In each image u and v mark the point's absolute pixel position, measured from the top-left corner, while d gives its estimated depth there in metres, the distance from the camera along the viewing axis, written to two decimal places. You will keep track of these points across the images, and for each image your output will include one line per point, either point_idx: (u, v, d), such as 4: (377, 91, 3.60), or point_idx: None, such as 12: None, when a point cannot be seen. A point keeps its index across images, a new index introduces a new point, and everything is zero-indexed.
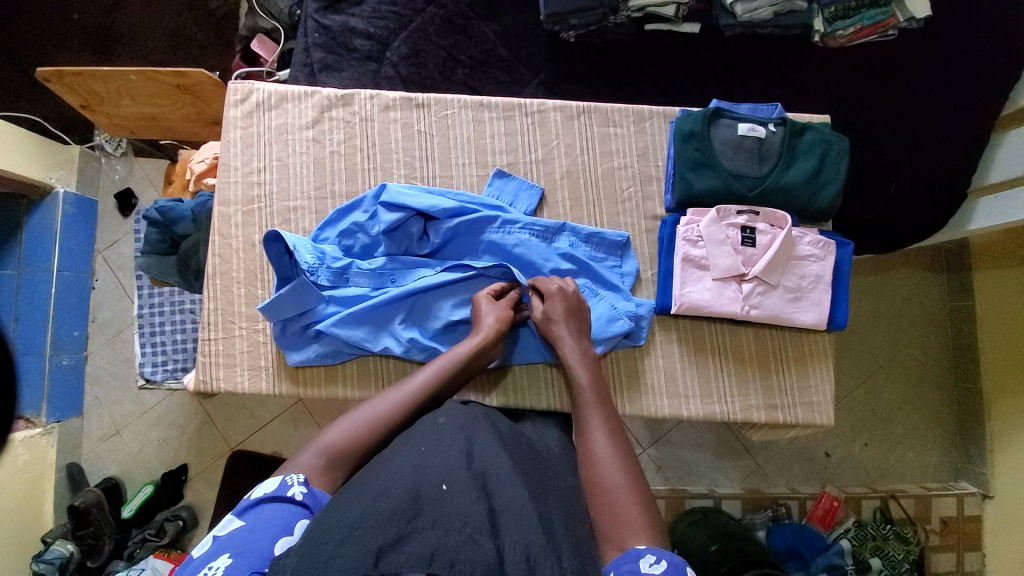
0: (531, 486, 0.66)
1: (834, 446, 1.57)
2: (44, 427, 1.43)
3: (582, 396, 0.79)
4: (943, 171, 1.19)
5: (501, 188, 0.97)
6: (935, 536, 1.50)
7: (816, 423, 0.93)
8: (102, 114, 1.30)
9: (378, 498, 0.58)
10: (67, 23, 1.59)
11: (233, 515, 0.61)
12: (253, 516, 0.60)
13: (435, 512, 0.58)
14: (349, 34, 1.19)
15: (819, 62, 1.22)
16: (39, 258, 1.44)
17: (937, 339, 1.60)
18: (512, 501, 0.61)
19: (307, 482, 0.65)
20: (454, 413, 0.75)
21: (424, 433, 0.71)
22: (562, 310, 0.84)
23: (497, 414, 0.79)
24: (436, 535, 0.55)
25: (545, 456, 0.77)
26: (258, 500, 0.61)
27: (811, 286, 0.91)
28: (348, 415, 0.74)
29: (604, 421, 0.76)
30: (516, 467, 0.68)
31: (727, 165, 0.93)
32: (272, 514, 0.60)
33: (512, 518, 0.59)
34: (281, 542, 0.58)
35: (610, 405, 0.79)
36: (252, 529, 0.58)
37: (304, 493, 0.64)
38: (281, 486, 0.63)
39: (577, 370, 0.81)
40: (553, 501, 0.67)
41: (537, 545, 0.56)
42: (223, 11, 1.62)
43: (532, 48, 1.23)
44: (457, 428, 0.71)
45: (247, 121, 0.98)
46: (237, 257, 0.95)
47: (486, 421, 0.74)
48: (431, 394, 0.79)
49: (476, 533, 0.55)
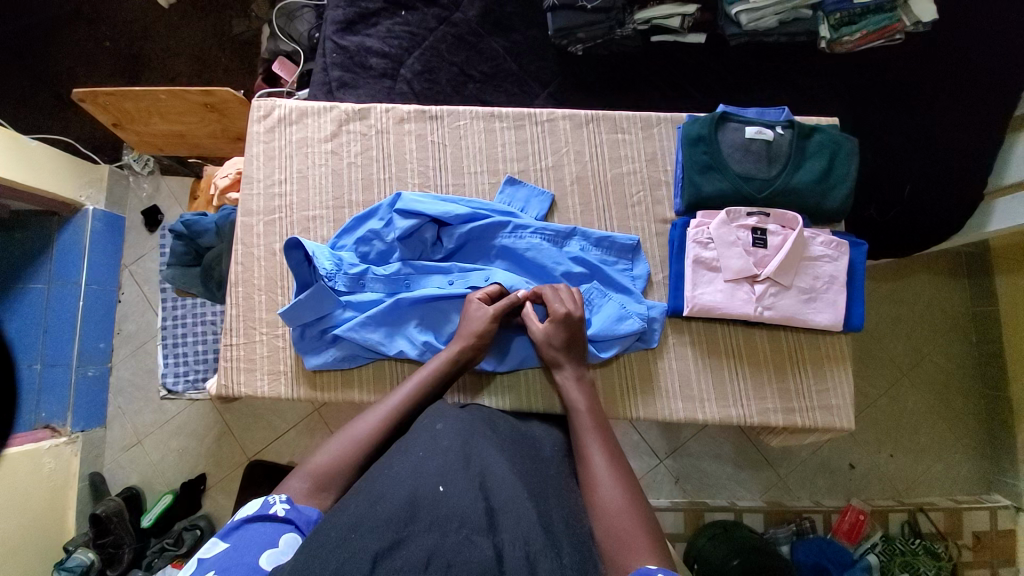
0: (530, 485, 0.67)
1: (858, 457, 1.52)
2: (69, 436, 1.47)
3: (579, 421, 0.79)
4: (958, 173, 1.19)
5: (513, 195, 0.99)
6: (968, 551, 1.43)
7: (837, 426, 0.91)
8: (133, 132, 1.36)
9: (375, 504, 0.59)
10: (101, 51, 1.69)
11: (216, 538, 0.61)
12: (237, 536, 0.61)
13: (432, 513, 0.58)
14: (365, 54, 1.24)
15: (826, 68, 1.23)
16: (68, 273, 1.50)
17: (961, 345, 1.56)
18: (510, 501, 0.62)
19: (290, 499, 0.66)
20: (450, 419, 0.75)
21: (422, 438, 0.71)
22: (564, 329, 0.84)
23: (499, 418, 0.81)
24: (433, 537, 0.55)
25: (546, 456, 0.78)
26: (242, 521, 0.62)
27: (824, 287, 0.90)
28: (342, 430, 0.77)
29: (599, 443, 0.75)
30: (513, 468, 0.69)
31: (736, 168, 0.94)
32: (255, 532, 0.61)
33: (510, 517, 0.60)
34: (266, 556, 0.58)
35: (607, 428, 0.78)
36: (236, 548, 0.59)
37: (287, 509, 0.64)
38: (263, 505, 0.64)
39: (572, 395, 0.81)
40: (553, 500, 0.67)
41: (536, 543, 0.57)
42: (246, 36, 1.70)
43: (541, 62, 1.26)
44: (454, 431, 0.72)
45: (269, 135, 1.02)
46: (258, 265, 0.98)
47: (483, 426, 0.76)
48: (426, 394, 0.82)
49: (473, 533, 0.56)
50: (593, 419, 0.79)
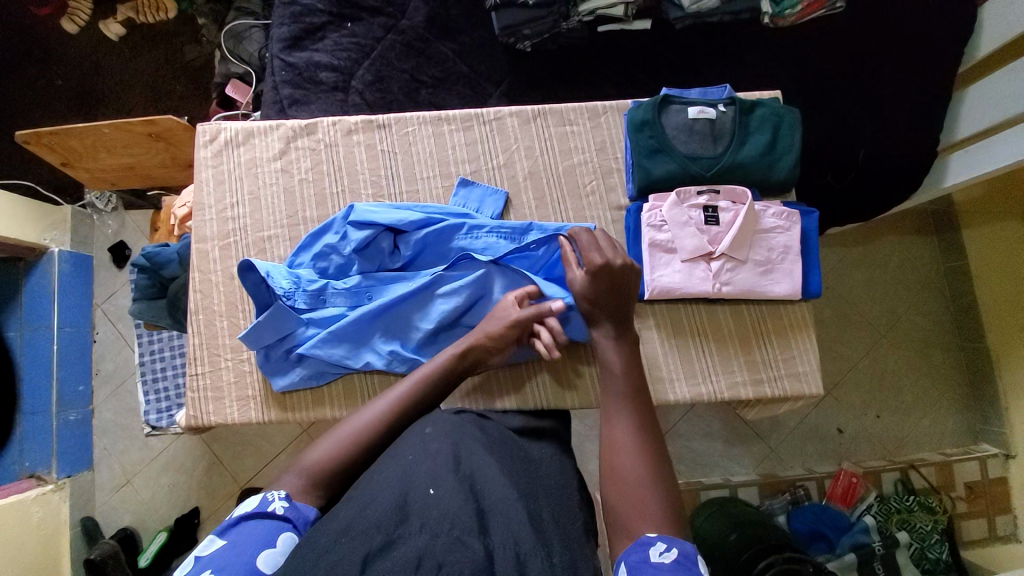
0: (520, 485, 0.67)
1: (846, 422, 1.54)
2: (56, 483, 1.45)
3: (612, 383, 0.79)
4: (908, 131, 1.21)
5: (467, 196, 0.99)
6: (961, 503, 1.43)
7: (806, 393, 0.93)
8: (83, 169, 1.35)
9: (366, 507, 0.59)
10: (53, 90, 1.67)
11: (212, 535, 0.60)
12: (235, 533, 0.60)
13: (422, 516, 0.58)
14: (314, 69, 1.24)
15: (770, 41, 1.24)
16: (40, 318, 1.49)
17: (936, 301, 1.59)
18: (500, 502, 0.62)
19: (289, 497, 0.66)
20: (441, 423, 0.74)
21: (412, 443, 0.70)
22: (599, 289, 0.85)
23: (485, 420, 0.80)
24: (423, 539, 0.55)
25: (536, 458, 0.78)
26: (239, 518, 0.61)
27: (780, 257, 0.91)
28: (340, 424, 0.75)
29: (630, 409, 0.75)
30: (504, 470, 0.69)
31: (682, 149, 0.94)
32: (253, 530, 0.60)
33: (500, 518, 0.60)
34: (264, 556, 0.58)
35: (640, 394, 0.78)
36: (234, 546, 0.58)
37: (286, 507, 0.64)
38: (262, 502, 0.64)
39: (610, 356, 0.82)
40: (543, 499, 0.68)
41: (526, 542, 0.58)
42: (199, 62, 1.68)
43: (491, 61, 1.27)
44: (445, 434, 0.71)
45: (217, 159, 1.01)
46: (217, 291, 0.97)
47: (473, 428, 0.75)
48: (424, 401, 0.80)
49: (464, 534, 0.56)
50: (628, 384, 0.79)
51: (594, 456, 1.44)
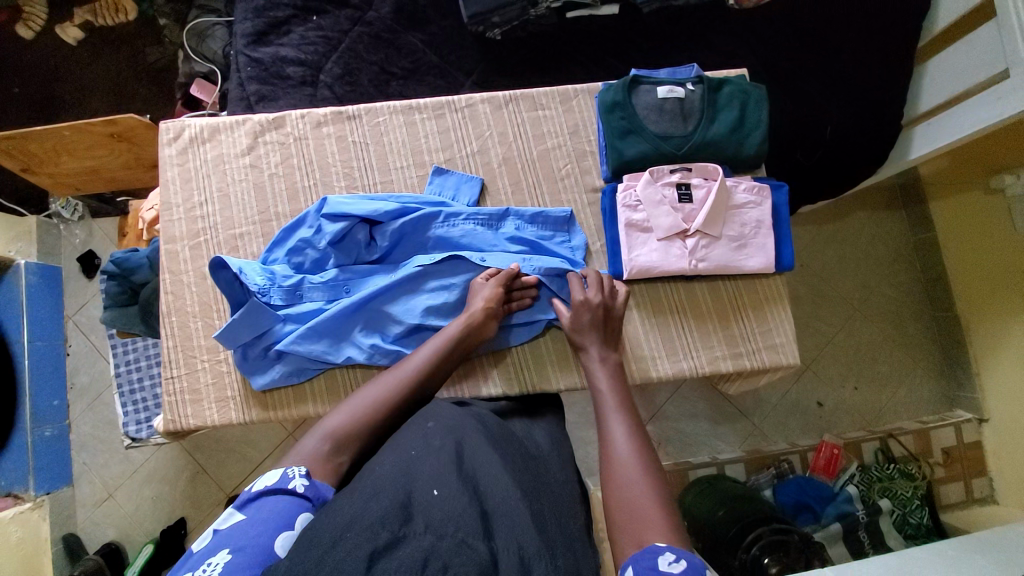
0: (522, 483, 0.66)
1: (826, 395, 1.58)
2: (34, 500, 1.39)
3: (602, 401, 0.79)
4: (875, 106, 1.24)
5: (442, 185, 0.99)
6: (939, 468, 1.48)
7: (783, 364, 0.95)
8: (44, 174, 1.31)
9: (370, 499, 0.57)
10: (9, 97, 1.60)
11: (233, 508, 0.60)
12: (254, 509, 0.58)
13: (426, 517, 0.56)
14: (281, 64, 1.21)
15: (736, 23, 1.26)
16: (6, 333, 1.43)
17: (907, 274, 1.63)
18: (504, 503, 0.61)
19: (309, 474, 0.63)
20: (443, 416, 0.73)
21: (413, 437, 0.69)
22: (586, 318, 0.87)
23: (487, 414, 0.79)
24: (429, 540, 0.53)
25: (536, 451, 0.76)
26: (259, 493, 0.60)
27: (753, 232, 0.93)
28: (346, 403, 0.74)
29: (623, 421, 0.75)
30: (508, 467, 0.67)
31: (654, 129, 0.95)
32: (271, 508, 0.58)
33: (505, 521, 0.59)
34: (281, 540, 0.56)
35: (631, 408, 0.78)
36: (252, 524, 0.57)
37: (305, 485, 0.62)
38: (282, 478, 0.62)
39: (598, 377, 0.83)
40: (545, 501, 0.67)
41: (531, 545, 0.57)
42: (161, 63, 1.63)
43: (461, 50, 1.26)
44: (446, 429, 0.70)
45: (183, 157, 0.99)
46: (190, 291, 0.95)
47: (474, 421, 0.74)
48: (428, 374, 0.80)
49: (468, 537, 0.54)
50: (619, 399, 0.79)
51: (583, 442, 1.45)
